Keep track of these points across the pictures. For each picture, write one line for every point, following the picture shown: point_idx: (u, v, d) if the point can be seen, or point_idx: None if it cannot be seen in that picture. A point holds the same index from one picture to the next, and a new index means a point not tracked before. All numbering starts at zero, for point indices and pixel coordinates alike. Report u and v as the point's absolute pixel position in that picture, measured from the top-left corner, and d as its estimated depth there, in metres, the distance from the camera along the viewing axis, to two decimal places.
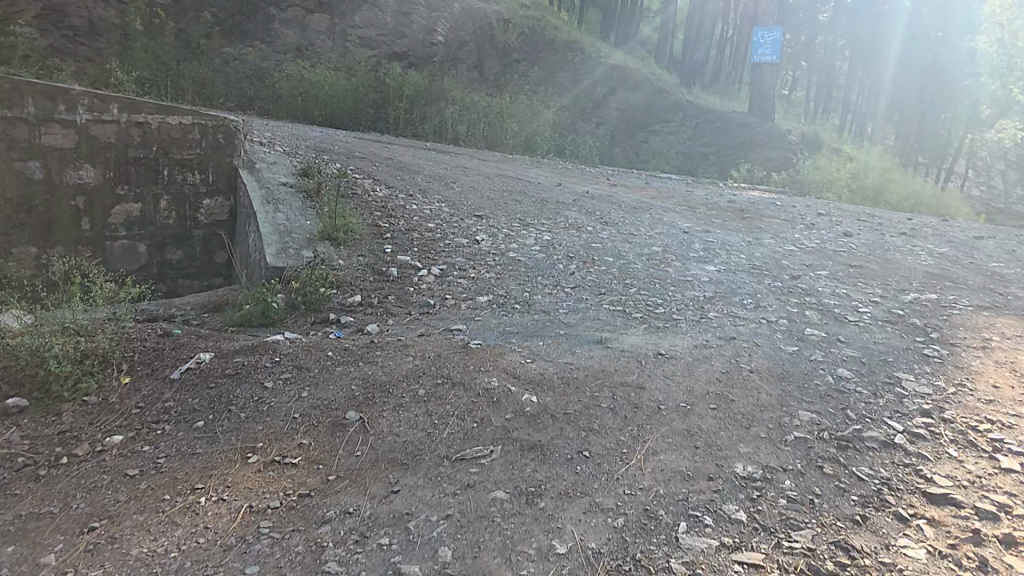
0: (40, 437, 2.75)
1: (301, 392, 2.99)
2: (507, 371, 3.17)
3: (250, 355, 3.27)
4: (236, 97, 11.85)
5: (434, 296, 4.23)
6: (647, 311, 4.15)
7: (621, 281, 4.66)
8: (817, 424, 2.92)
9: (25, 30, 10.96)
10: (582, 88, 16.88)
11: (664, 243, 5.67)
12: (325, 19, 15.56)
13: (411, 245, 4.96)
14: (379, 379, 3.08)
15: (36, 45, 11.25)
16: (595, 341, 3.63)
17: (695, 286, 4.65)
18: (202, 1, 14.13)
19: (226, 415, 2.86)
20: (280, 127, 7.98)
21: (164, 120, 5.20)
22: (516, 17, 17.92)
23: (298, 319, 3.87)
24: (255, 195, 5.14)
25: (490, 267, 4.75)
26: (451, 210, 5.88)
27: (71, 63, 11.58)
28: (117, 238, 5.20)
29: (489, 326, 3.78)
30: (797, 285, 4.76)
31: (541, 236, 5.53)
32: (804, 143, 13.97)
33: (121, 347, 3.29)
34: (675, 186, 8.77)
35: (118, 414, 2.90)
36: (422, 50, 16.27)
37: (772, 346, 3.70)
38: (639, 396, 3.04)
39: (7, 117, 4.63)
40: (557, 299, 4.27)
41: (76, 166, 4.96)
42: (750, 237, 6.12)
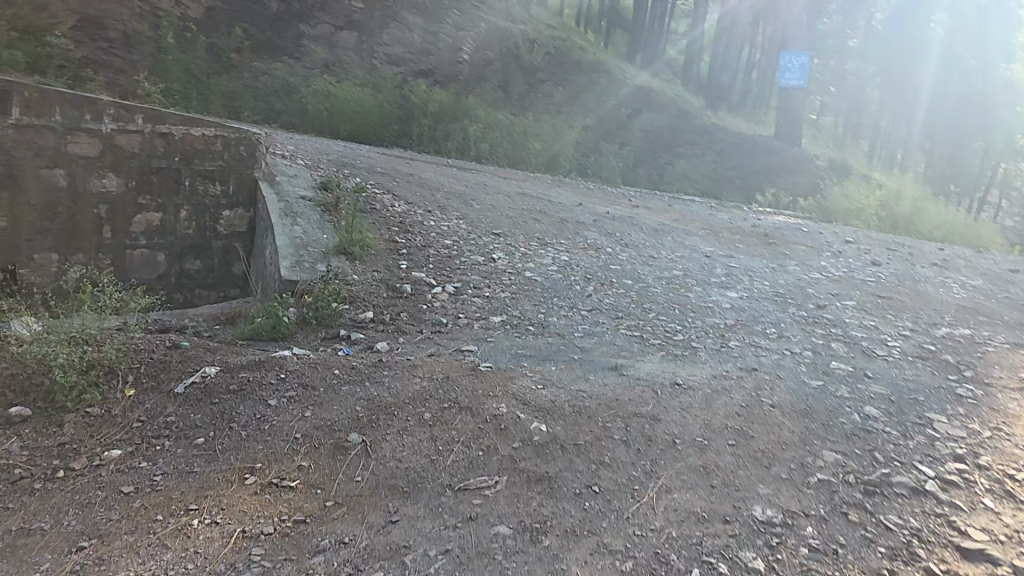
0: (40, 449, 2.70)
1: (305, 411, 2.92)
2: (516, 396, 3.07)
3: (256, 370, 3.21)
4: (263, 110, 11.98)
5: (447, 314, 4.16)
6: (665, 337, 4.02)
7: (640, 306, 4.54)
8: (842, 465, 2.77)
9: (61, 41, 11.20)
10: (607, 109, 16.85)
11: (685, 267, 5.55)
12: (354, 36, 15.76)
13: (427, 261, 4.91)
14: (385, 401, 2.99)
15: (72, 56, 11.48)
16: (610, 367, 3.52)
17: (715, 313, 4.51)
18: (235, 16, 14.41)
19: (227, 433, 2.79)
20: (304, 140, 8.03)
21: (188, 131, 5.23)
22: (542, 38, 18.02)
23: (310, 334, 3.81)
24: (273, 207, 5.12)
25: (506, 286, 4.67)
26: (469, 228, 5.83)
27: (104, 75, 11.80)
28: (137, 246, 5.22)
29: (501, 348, 3.69)
30: (823, 315, 4.60)
31: (559, 256, 5.44)
32: (831, 169, 13.72)
33: (129, 358, 3.24)
34: (698, 209, 8.62)
35: (119, 427, 2.85)
36: (448, 68, 16.38)
37: (795, 379, 3.55)
38: (653, 428, 2.92)
39: (35, 125, 4.68)
40: (573, 322, 4.17)
41: (100, 175, 5.00)
42: (775, 263, 5.96)
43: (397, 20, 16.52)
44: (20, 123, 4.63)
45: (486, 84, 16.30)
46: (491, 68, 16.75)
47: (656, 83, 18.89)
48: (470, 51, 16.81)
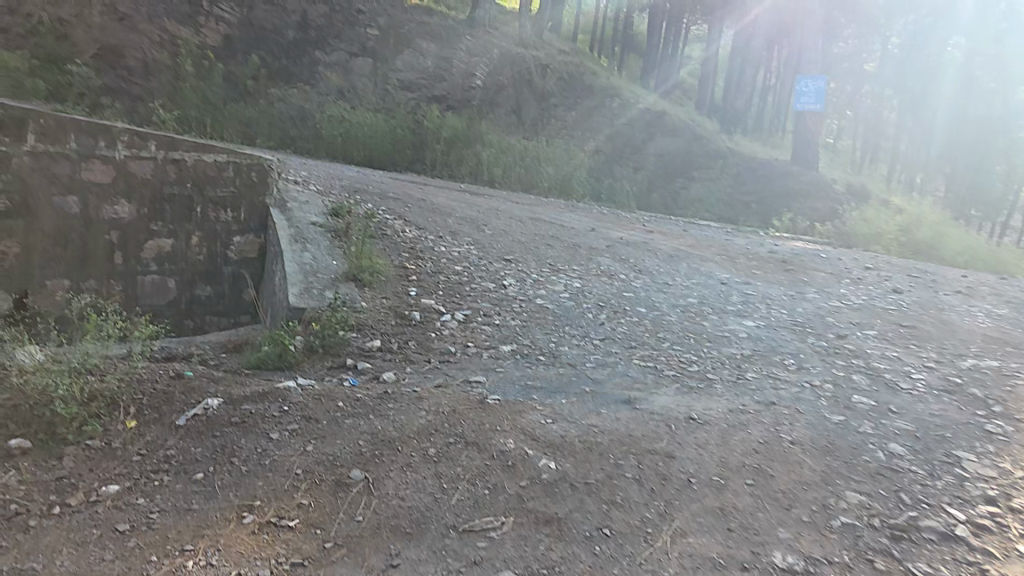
0: (37, 483, 2.62)
1: (307, 445, 2.84)
2: (525, 431, 2.97)
3: (259, 402, 3.14)
4: (278, 136, 12.12)
5: (456, 343, 4.08)
6: (680, 368, 3.91)
7: (653, 334, 4.44)
8: (867, 507, 2.63)
9: (81, 70, 11.40)
10: (621, 133, 16.88)
11: (701, 294, 5.45)
12: (368, 63, 16.00)
13: (437, 288, 4.84)
14: (390, 435, 2.91)
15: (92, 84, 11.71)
16: (623, 400, 3.41)
17: (731, 342, 4.39)
18: (252, 46, 14.73)
19: (227, 468, 2.72)
20: (318, 166, 8.07)
21: (200, 157, 5.25)
22: (555, 63, 18.16)
23: (316, 363, 3.74)
24: (283, 233, 5.11)
25: (516, 313, 4.60)
26: (480, 254, 5.77)
27: (122, 103, 12.00)
28: (148, 273, 5.21)
29: (510, 379, 3.61)
30: (844, 345, 4.47)
31: (571, 282, 5.37)
32: (851, 194, 13.49)
33: (131, 389, 3.19)
34: (713, 234, 8.51)
35: (118, 461, 2.78)
36: (460, 94, 16.29)
37: (815, 414, 3.42)
38: (668, 466, 2.80)
39: (50, 152, 4.77)
40: (584, 352, 4.07)
41: (113, 202, 5.04)
42: (793, 290, 5.84)
43: (411, 47, 16.76)
44: (35, 150, 4.72)
45: (500, 110, 16.40)
46: (504, 94, 16.88)
47: (670, 107, 18.92)
48: (483, 77, 16.97)
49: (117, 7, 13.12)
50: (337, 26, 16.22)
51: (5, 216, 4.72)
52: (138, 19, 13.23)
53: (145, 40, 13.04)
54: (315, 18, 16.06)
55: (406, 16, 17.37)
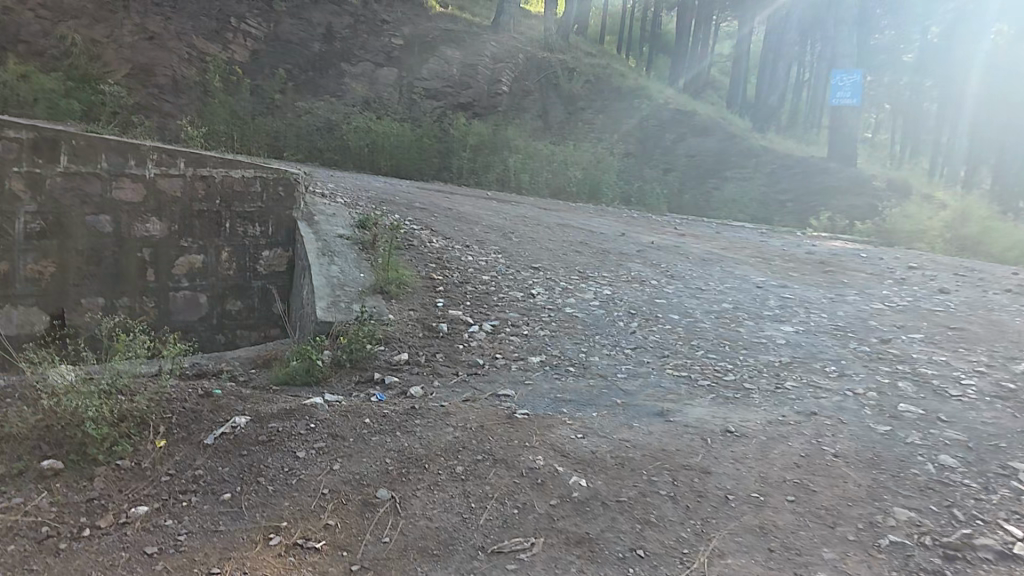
0: (68, 505, 2.64)
1: (334, 463, 2.81)
2: (554, 447, 2.89)
3: (286, 420, 3.12)
4: (306, 148, 12.25)
5: (484, 355, 4.02)
6: (715, 378, 3.78)
7: (687, 342, 4.32)
8: (917, 525, 2.48)
9: (114, 89, 11.45)
10: (652, 135, 16.69)
11: (736, 298, 5.31)
12: (394, 73, 16.11)
13: (464, 299, 4.80)
14: (417, 452, 2.85)
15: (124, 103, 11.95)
16: (656, 413, 3.30)
17: (768, 350, 4.24)
18: (280, 60, 14.97)
19: (254, 488, 2.70)
20: (346, 178, 8.12)
21: (227, 173, 5.29)
22: (581, 66, 18.05)
23: (344, 378, 3.71)
24: (310, 247, 5.12)
25: (545, 323, 4.51)
26: (508, 263, 5.70)
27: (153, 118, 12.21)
28: (180, 289, 5.27)
29: (539, 392, 3.53)
30: (887, 350, 4.29)
31: (601, 289, 5.27)
32: (891, 189, 13.01)
33: (161, 408, 3.21)
34: (747, 235, 8.31)
35: (148, 481, 2.78)
36: (486, 100, 16.43)
37: (859, 424, 3.27)
38: (703, 482, 2.69)
39: (82, 172, 4.87)
40: (615, 362, 3.97)
41: (144, 220, 5.12)
42: (832, 293, 5.64)
43: (437, 56, 16.83)
44: (67, 171, 4.84)
45: (526, 115, 16.33)
46: (530, 99, 16.80)
47: (700, 106, 18.65)
48: (509, 82, 16.94)
49: (148, 27, 13.47)
50: (362, 37, 16.44)
51: (41, 237, 4.85)
52: (167, 37, 13.53)
53: (175, 58, 13.31)
54: (341, 30, 16.37)
55: (430, 25, 17.60)
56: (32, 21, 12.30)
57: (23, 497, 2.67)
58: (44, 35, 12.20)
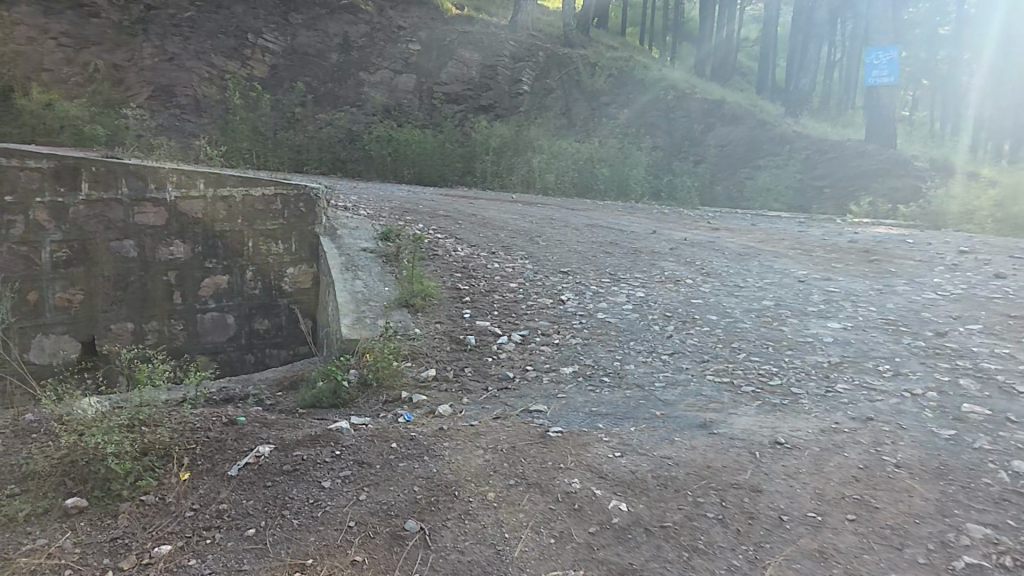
0: (92, 545, 2.55)
1: (360, 493, 2.67)
2: (591, 468, 2.72)
3: (311, 447, 3.01)
4: (329, 161, 12.26)
5: (514, 367, 3.87)
6: (760, 383, 3.56)
7: (727, 345, 4.10)
8: (995, 543, 2.25)
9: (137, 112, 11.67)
10: (679, 127, 16.37)
11: (777, 294, 5.07)
12: (413, 80, 16.05)
13: (492, 308, 4.66)
14: (446, 478, 2.71)
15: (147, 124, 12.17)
16: (699, 424, 3.11)
17: (816, 350, 4.00)
18: (298, 73, 15.02)
19: (279, 522, 2.57)
20: (369, 189, 8.04)
21: (248, 192, 5.23)
22: (602, 60, 17.78)
23: (371, 397, 3.58)
24: (333, 262, 5.04)
25: (577, 330, 4.34)
26: (536, 268, 5.55)
27: (174, 139, 12.36)
28: (207, 310, 5.25)
29: (573, 406, 3.36)
30: (945, 344, 4.02)
31: (634, 292, 5.07)
32: (934, 168, 12.53)
33: (185, 439, 3.12)
34: (786, 226, 7.98)
35: (171, 517, 2.68)
36: (507, 101, 16.32)
37: (922, 430, 3.02)
38: (754, 502, 2.49)
39: (103, 199, 4.87)
40: (652, 370, 3.78)
41: (167, 243, 5.10)
42: (881, 283, 5.35)
43: (455, 58, 16.70)
44: (89, 198, 4.84)
45: (548, 113, 16.17)
46: (551, 98, 16.60)
47: (728, 94, 18.20)
48: (529, 82, 16.78)
49: (168, 48, 13.64)
50: (378, 44, 16.35)
51: (67, 264, 4.86)
52: (187, 57, 13.71)
53: (195, 77, 13.43)
54: (356, 40, 16.15)
55: (446, 28, 17.41)
56: (55, 49, 12.45)
57: (47, 538, 2.60)
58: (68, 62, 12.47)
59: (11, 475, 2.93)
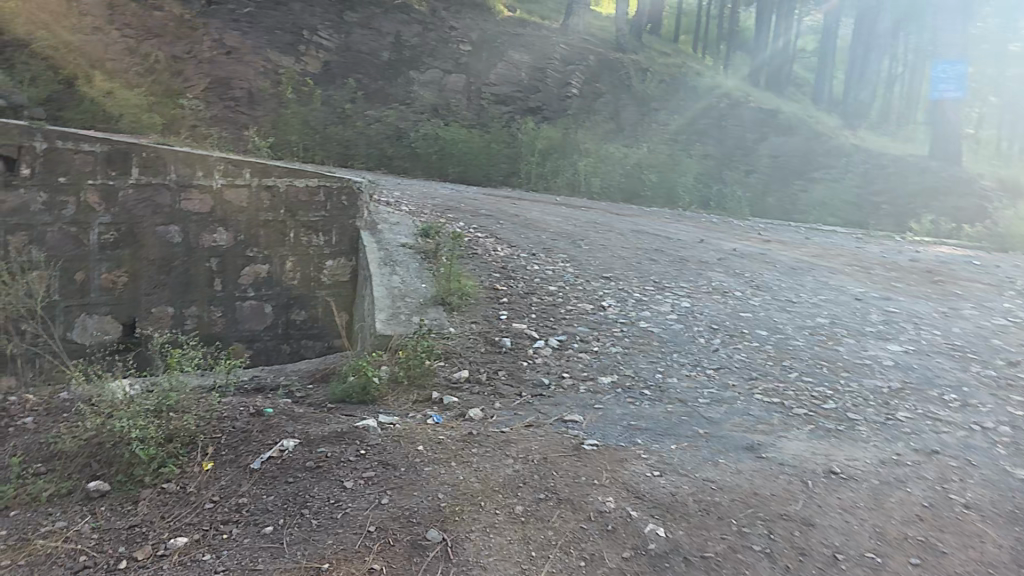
0: (110, 532, 2.49)
1: (383, 497, 2.53)
2: (627, 487, 2.54)
3: (336, 443, 2.87)
4: (376, 157, 12.22)
5: (550, 374, 3.71)
6: (813, 406, 3.33)
7: (778, 363, 3.86)
8: None
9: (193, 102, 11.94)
10: (732, 136, 15.99)
11: (833, 312, 4.79)
12: (462, 79, 16.03)
13: (529, 311, 4.51)
14: (472, 487, 2.56)
15: (201, 115, 12.34)
16: (745, 446, 2.91)
17: (874, 373, 3.73)
18: (350, 69, 15.11)
19: (297, 521, 2.44)
20: (412, 186, 7.97)
21: (292, 182, 5.23)
22: (654, 67, 17.52)
23: (401, 395, 3.47)
24: (372, 257, 4.98)
25: (618, 339, 4.16)
26: (577, 271, 5.39)
27: (227, 129, 12.53)
28: (246, 298, 5.23)
29: (610, 418, 3.18)
30: (1018, 376, 3.71)
31: (680, 302, 4.85)
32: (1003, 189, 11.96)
33: (211, 427, 3.03)
34: (841, 241, 7.64)
35: (190, 508, 2.58)
36: (557, 103, 16.09)
37: (993, 468, 2.76)
38: (806, 537, 2.28)
39: (152, 184, 4.90)
40: (697, 385, 3.57)
41: (211, 230, 5.11)
42: (946, 306, 5.02)
43: (506, 60, 16.67)
44: (139, 182, 4.87)
45: (598, 117, 15.90)
46: (602, 101, 16.35)
47: (784, 104, 17.73)
48: (580, 85, 16.54)
49: (226, 42, 13.93)
50: (430, 44, 16.41)
51: (115, 246, 4.87)
52: (244, 51, 13.98)
53: (250, 71, 13.66)
54: (409, 38, 16.25)
55: (498, 31, 17.42)
56: (118, 40, 12.62)
57: (67, 521, 2.56)
58: None
59: (39, 454, 2.91)
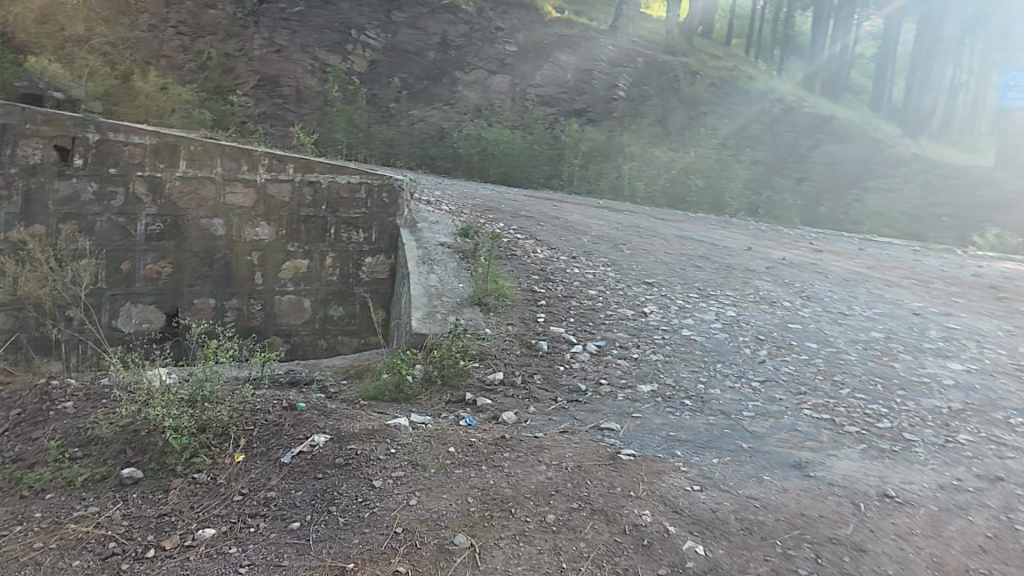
0: (139, 519, 2.46)
1: (412, 498, 2.46)
2: (665, 501, 2.42)
3: (366, 440, 2.81)
4: (418, 157, 12.25)
5: (588, 380, 3.60)
6: (865, 424, 3.15)
7: (828, 378, 3.68)
8: None
9: (242, 99, 12.22)
10: (782, 143, 15.60)
11: (888, 327, 4.56)
12: (507, 80, 16.04)
13: (568, 314, 4.41)
14: (503, 494, 2.47)
15: (250, 111, 12.56)
16: (792, 463, 2.76)
17: (933, 393, 3.51)
18: (396, 68, 15.22)
19: (324, 518, 2.37)
20: (453, 185, 7.94)
21: (334, 178, 5.24)
22: (704, 70, 17.23)
23: (434, 395, 3.42)
24: (410, 255, 4.95)
25: (658, 346, 4.03)
26: (618, 276, 5.26)
27: (275, 126, 12.75)
28: (285, 293, 5.26)
29: (648, 429, 3.06)
30: None
31: (724, 310, 4.69)
32: None
33: (243, 418, 3.00)
34: (896, 253, 7.35)
35: (219, 499, 2.55)
36: (602, 106, 15.91)
37: None
38: (856, 563, 2.13)
39: (198, 177, 4.96)
40: (740, 398, 3.42)
41: (254, 224, 5.15)
42: (1010, 325, 4.73)
43: (551, 61, 16.62)
44: (185, 175, 4.94)
45: (644, 120, 15.67)
46: (648, 104, 16.15)
47: (838, 111, 17.23)
48: (626, 87, 16.36)
49: (276, 40, 14.18)
50: (476, 44, 16.44)
51: (160, 238, 4.95)
52: (293, 49, 14.18)
53: (298, 69, 13.85)
54: (455, 38, 16.32)
55: (545, 31, 17.40)
56: (174, 37, 13.13)
57: (99, 506, 2.54)
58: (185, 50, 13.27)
59: (76, 438, 2.93)
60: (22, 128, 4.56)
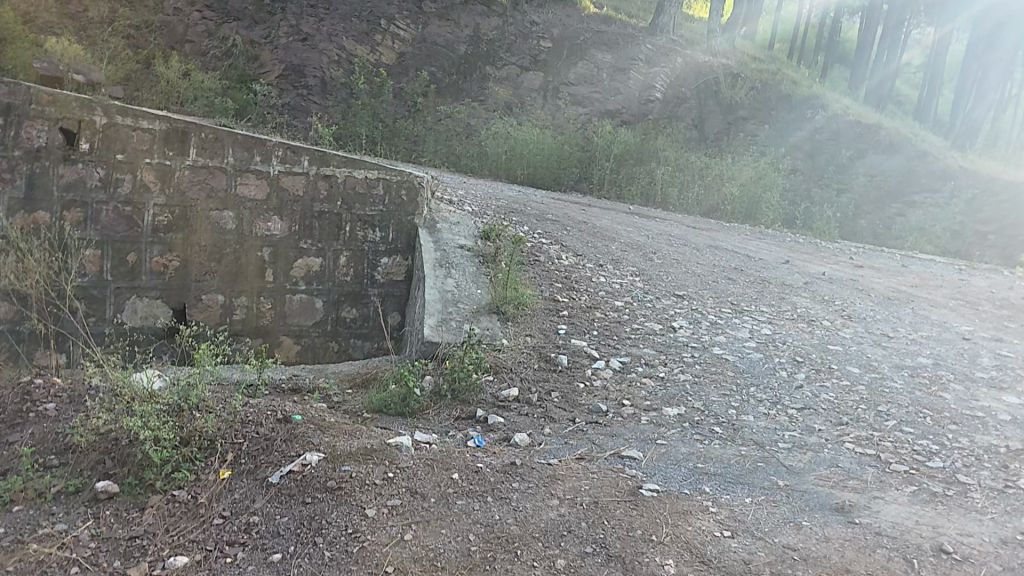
0: (108, 541, 2.26)
1: (405, 532, 2.21)
2: (691, 549, 2.14)
3: (363, 461, 2.57)
4: (445, 155, 12.01)
5: (610, 400, 3.33)
6: (916, 463, 2.83)
7: (873, 408, 3.35)
8: None
9: (265, 89, 12.13)
10: (822, 152, 15.14)
11: (937, 352, 4.21)
12: (539, 77, 15.79)
13: (591, 327, 4.14)
14: (509, 532, 2.21)
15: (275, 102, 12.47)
16: (834, 507, 2.46)
17: (989, 429, 3.17)
18: (425, 62, 15.01)
19: (308, 551, 2.14)
20: (477, 185, 7.71)
21: (350, 173, 5.03)
22: (744, 72, 16.75)
23: (442, 411, 3.18)
24: (427, 256, 4.72)
25: (686, 365, 3.75)
26: (646, 287, 4.98)
27: (299, 117, 12.62)
28: (297, 292, 5.09)
29: (672, 460, 2.77)
30: None
31: (759, 328, 4.39)
32: None
33: (234, 430, 2.77)
34: (942, 272, 6.96)
35: (198, 522, 2.33)
36: (636, 107, 15.58)
37: None
38: None
39: (209, 166, 4.79)
40: (775, 428, 3.11)
41: (266, 219, 4.97)
42: None
43: (584, 59, 16.32)
44: (195, 164, 4.76)
45: (679, 123, 15.31)
46: (684, 107, 15.83)
47: (882, 121, 16.63)
48: (663, 89, 16.02)
49: (303, 28, 14.06)
50: (509, 39, 16.18)
51: (168, 229, 4.79)
52: (320, 38, 14.02)
53: (325, 59, 13.70)
54: (487, 33, 16.11)
55: (580, 27, 17.09)
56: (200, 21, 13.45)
57: (66, 524, 2.34)
58: (210, 36, 13.27)
59: (54, 445, 2.76)
60: (27, 109, 4.41)
